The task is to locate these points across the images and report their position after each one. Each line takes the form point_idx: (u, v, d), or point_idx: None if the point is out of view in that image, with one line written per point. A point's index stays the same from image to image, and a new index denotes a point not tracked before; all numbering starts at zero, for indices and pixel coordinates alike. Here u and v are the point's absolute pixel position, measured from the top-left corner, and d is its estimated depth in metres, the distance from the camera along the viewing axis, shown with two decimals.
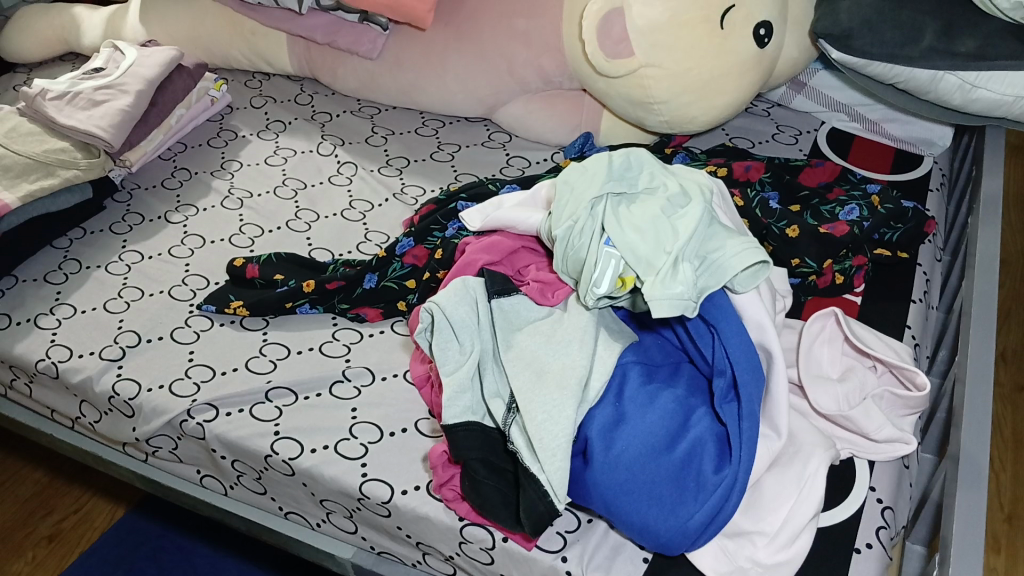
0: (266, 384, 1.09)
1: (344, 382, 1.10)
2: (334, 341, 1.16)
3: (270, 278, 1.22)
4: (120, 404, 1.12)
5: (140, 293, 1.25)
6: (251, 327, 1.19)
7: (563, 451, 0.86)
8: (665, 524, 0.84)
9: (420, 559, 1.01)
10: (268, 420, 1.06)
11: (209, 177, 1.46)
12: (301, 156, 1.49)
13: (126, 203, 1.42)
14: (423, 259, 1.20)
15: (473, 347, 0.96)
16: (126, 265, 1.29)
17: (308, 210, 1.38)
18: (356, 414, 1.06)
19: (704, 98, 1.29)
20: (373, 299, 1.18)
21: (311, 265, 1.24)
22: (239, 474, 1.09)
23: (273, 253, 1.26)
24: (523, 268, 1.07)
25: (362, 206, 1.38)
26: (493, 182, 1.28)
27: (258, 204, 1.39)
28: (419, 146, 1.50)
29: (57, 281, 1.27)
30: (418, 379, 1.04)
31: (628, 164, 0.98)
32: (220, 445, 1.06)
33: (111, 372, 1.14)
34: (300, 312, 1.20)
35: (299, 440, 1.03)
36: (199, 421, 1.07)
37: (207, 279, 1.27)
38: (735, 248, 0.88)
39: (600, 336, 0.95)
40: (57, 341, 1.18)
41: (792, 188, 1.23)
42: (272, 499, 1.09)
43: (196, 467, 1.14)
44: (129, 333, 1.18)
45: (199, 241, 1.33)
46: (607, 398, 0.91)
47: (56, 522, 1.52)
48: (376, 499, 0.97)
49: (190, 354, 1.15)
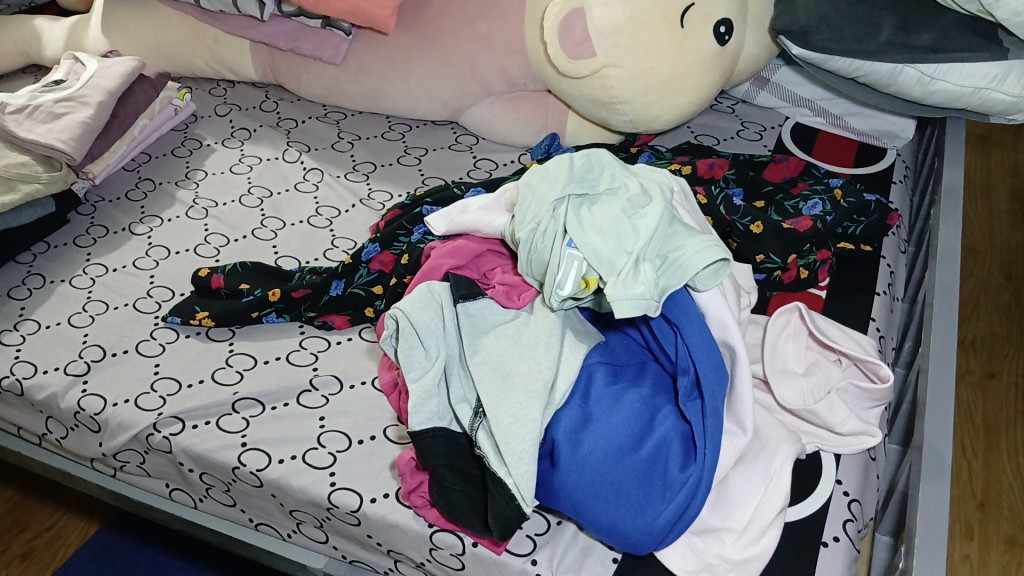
0: (232, 395, 1.08)
1: (311, 392, 1.09)
2: (301, 350, 1.15)
3: (235, 288, 1.21)
4: (86, 419, 1.11)
5: (105, 306, 1.23)
6: (217, 338, 1.18)
7: (529, 455, 0.86)
8: (632, 525, 0.84)
9: (391, 566, 1.01)
10: (235, 432, 1.05)
11: (174, 187, 1.45)
12: (266, 164, 1.48)
13: (90, 216, 1.40)
14: (389, 265, 1.19)
15: (438, 353, 0.96)
16: (91, 279, 1.28)
17: (274, 218, 1.37)
18: (324, 423, 1.05)
19: (667, 97, 1.29)
20: (340, 305, 1.18)
21: (277, 274, 1.24)
22: (209, 487, 1.08)
23: (239, 263, 1.26)
24: (488, 272, 1.07)
25: (329, 212, 1.38)
26: (458, 187, 1.27)
27: (223, 214, 1.38)
28: (386, 151, 1.50)
29: (20, 297, 1.26)
30: (386, 387, 1.04)
31: (589, 166, 0.98)
32: (187, 458, 1.06)
33: (76, 388, 1.12)
34: (267, 321, 1.19)
35: (266, 451, 1.03)
36: (165, 435, 1.06)
37: (173, 291, 1.26)
38: (695, 246, 0.88)
39: (566, 337, 0.95)
40: (21, 358, 1.17)
41: (756, 184, 1.23)
42: (242, 511, 1.08)
43: (165, 481, 1.13)
44: (94, 348, 1.17)
45: (164, 252, 1.32)
46: (573, 401, 0.91)
47: (29, 540, 1.51)
48: (344, 508, 0.97)
49: (155, 367, 1.14)
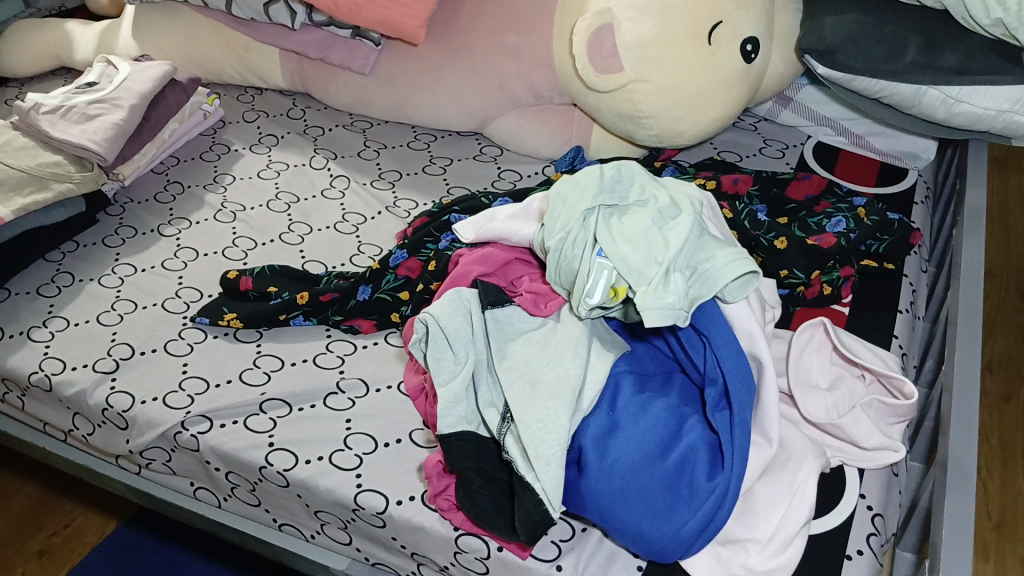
0: (260, 396, 1.10)
1: (338, 394, 1.10)
2: (328, 353, 1.16)
3: (263, 291, 1.23)
4: (113, 417, 1.12)
5: (133, 306, 1.25)
6: (245, 339, 1.20)
7: (557, 459, 0.87)
8: (658, 532, 0.84)
9: (414, 570, 1.02)
10: (263, 432, 1.07)
11: (202, 190, 1.47)
12: (293, 170, 1.50)
13: (118, 217, 1.42)
14: (416, 271, 1.20)
15: (468, 359, 0.97)
16: (119, 278, 1.30)
17: (302, 223, 1.39)
18: (351, 425, 1.06)
19: (692, 112, 1.31)
20: (367, 310, 1.19)
21: (304, 277, 1.25)
22: (235, 486, 1.09)
23: (268, 266, 1.27)
24: (515, 280, 1.09)
25: (355, 218, 1.40)
26: (486, 196, 1.26)
27: (251, 217, 1.40)
28: (412, 160, 1.52)
29: (50, 294, 1.28)
30: (413, 390, 1.06)
31: (619, 177, 1.00)
32: (215, 457, 1.07)
33: (105, 384, 1.14)
34: (294, 324, 1.20)
35: (294, 451, 1.04)
36: (193, 433, 1.07)
37: (201, 292, 1.27)
38: (725, 257, 0.89)
39: (593, 346, 0.96)
40: (50, 355, 1.19)
41: (779, 201, 1.25)
42: (266, 511, 1.10)
43: (190, 480, 1.14)
44: (123, 346, 1.19)
45: (192, 254, 1.34)
46: (600, 407, 0.92)
47: (47, 538, 1.52)
48: (370, 510, 0.98)
49: (184, 366, 1.16)
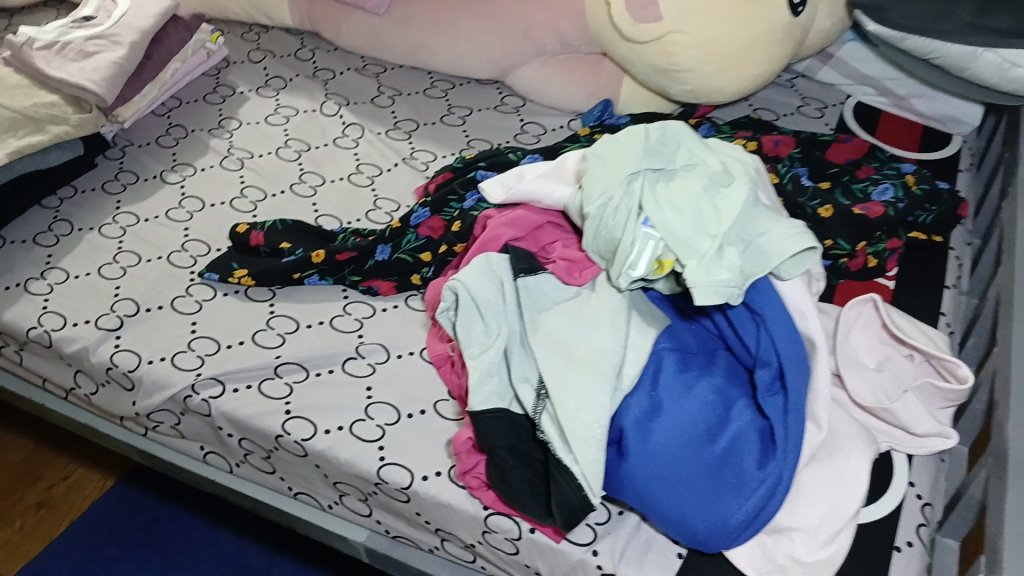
0: (275, 359, 1.05)
1: (357, 359, 1.05)
2: (345, 316, 1.11)
3: (276, 247, 1.16)
4: (118, 376, 1.06)
5: (137, 258, 1.18)
6: (257, 298, 1.13)
7: (597, 443, 0.82)
8: (704, 522, 0.80)
9: (437, 545, 0.98)
10: (279, 398, 1.02)
11: (207, 135, 1.39)
12: (303, 116, 1.42)
13: (118, 161, 1.35)
14: (439, 231, 1.14)
15: (500, 331, 0.91)
16: (121, 228, 1.23)
17: (313, 174, 1.32)
18: (371, 393, 1.01)
19: (730, 68, 1.23)
20: (386, 271, 1.12)
21: (319, 234, 1.18)
22: (248, 453, 1.04)
23: (279, 219, 1.20)
24: (547, 245, 1.02)
25: (370, 170, 1.32)
26: (513, 152, 1.19)
27: (261, 165, 1.33)
28: (429, 109, 1.43)
29: (47, 243, 1.21)
30: (438, 358, 1.01)
31: (664, 138, 0.94)
32: (227, 423, 1.02)
33: (109, 342, 1.08)
34: (309, 283, 1.14)
35: (311, 419, 0.99)
36: (204, 397, 1.02)
37: (209, 246, 1.20)
38: (782, 232, 0.83)
39: (633, 319, 0.90)
40: (50, 309, 1.12)
41: (822, 164, 1.18)
42: (281, 479, 1.05)
43: (199, 444, 1.09)
44: (127, 302, 1.12)
45: (198, 203, 1.27)
46: (641, 387, 0.86)
47: (44, 490, 1.49)
48: (394, 484, 0.93)
49: (192, 325, 1.09)
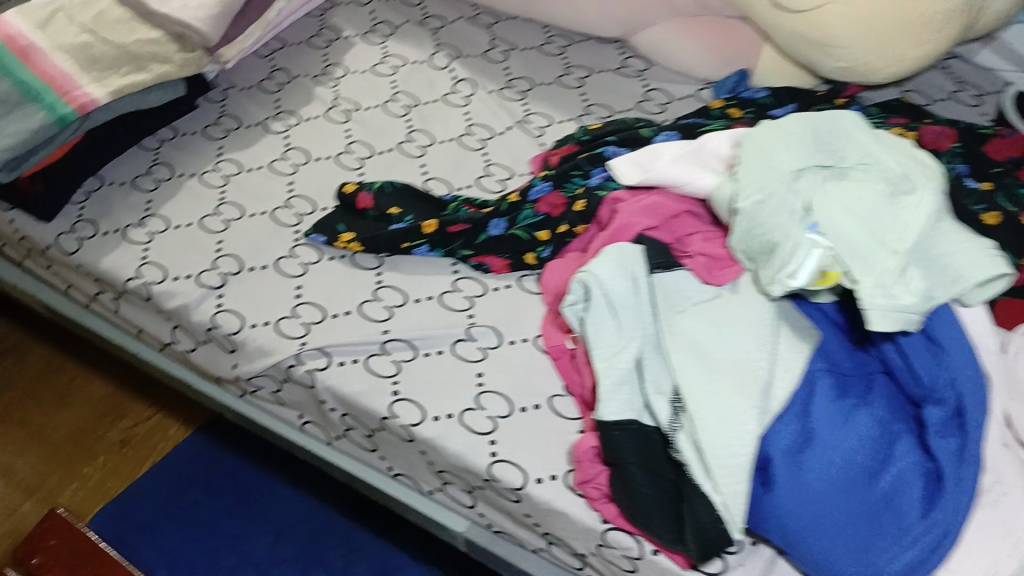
0: (382, 334, 0.99)
1: (467, 341, 0.99)
2: (455, 292, 1.04)
3: (384, 211, 1.10)
4: (220, 337, 1.02)
5: (240, 212, 1.13)
6: (364, 265, 1.08)
7: (742, 472, 0.75)
8: (857, 570, 0.72)
9: (543, 547, 0.93)
10: (385, 377, 0.96)
11: (311, 82, 1.32)
12: (411, 67, 1.34)
13: (220, 104, 1.29)
14: (558, 208, 1.05)
15: (634, 334, 0.84)
16: (223, 177, 1.17)
17: (422, 132, 1.24)
18: (482, 380, 0.95)
19: (891, 46, 1.11)
20: (500, 247, 1.05)
21: (429, 200, 1.11)
22: (349, 429, 1.00)
23: (389, 181, 1.14)
24: (683, 236, 0.94)
25: (482, 132, 1.24)
26: (647, 126, 1.09)
27: (367, 119, 1.26)
28: (544, 67, 1.34)
29: (146, 187, 1.16)
30: (554, 349, 0.95)
31: (834, 132, 0.85)
32: (331, 397, 0.97)
33: (211, 300, 1.03)
34: (417, 253, 1.08)
35: (419, 403, 0.94)
36: (309, 368, 0.97)
37: (314, 204, 1.14)
38: (969, 252, 0.76)
39: (781, 331, 0.84)
40: (149, 259, 1.07)
41: (983, 164, 1.07)
42: (381, 458, 1.01)
43: (298, 412, 1.04)
44: (229, 258, 1.07)
45: (303, 156, 1.20)
46: (790, 411, 0.79)
47: (127, 429, 1.50)
48: (505, 484, 0.88)
49: (297, 290, 1.04)
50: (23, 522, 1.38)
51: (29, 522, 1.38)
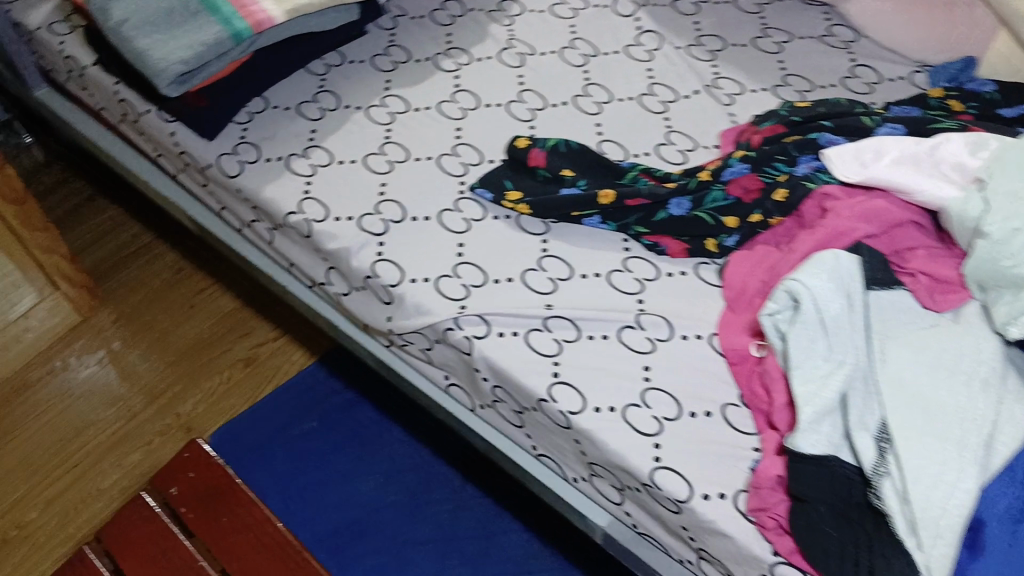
0: (545, 309, 0.93)
1: (635, 329, 0.92)
2: (624, 272, 0.97)
3: (557, 173, 1.02)
4: (377, 288, 0.97)
5: (405, 154, 1.07)
6: (530, 230, 1.01)
7: (953, 535, 0.69)
8: None
9: (691, 559, 0.87)
10: (547, 356, 0.90)
11: (485, 18, 1.24)
12: (593, 12, 1.25)
13: (389, 32, 1.22)
14: (752, 193, 0.97)
15: (845, 360, 0.76)
16: (389, 113, 1.12)
17: (600, 87, 1.15)
18: (649, 375, 0.88)
19: None
20: (681, 229, 0.97)
21: (607, 167, 1.03)
22: (499, 401, 0.94)
23: (565, 139, 1.06)
24: (902, 249, 0.87)
25: (665, 93, 1.14)
26: (867, 114, 0.98)
27: (542, 65, 1.18)
28: (739, 26, 1.22)
29: (312, 116, 1.11)
30: (733, 352, 0.88)
31: None
32: (486, 367, 0.91)
33: (371, 248, 0.99)
34: (586, 224, 1.00)
35: (580, 390, 0.87)
36: (466, 335, 0.92)
37: (481, 155, 1.08)
38: None
39: (1009, 381, 0.77)
40: (310, 195, 1.03)
41: None
42: (527, 436, 0.96)
43: (444, 373, 1.00)
44: (391, 204, 1.02)
45: (472, 100, 1.13)
46: (1012, 475, 0.73)
47: (252, 347, 1.45)
48: (666, 494, 0.81)
49: (459, 248, 0.98)
50: (145, 428, 1.35)
51: (151, 429, 1.34)
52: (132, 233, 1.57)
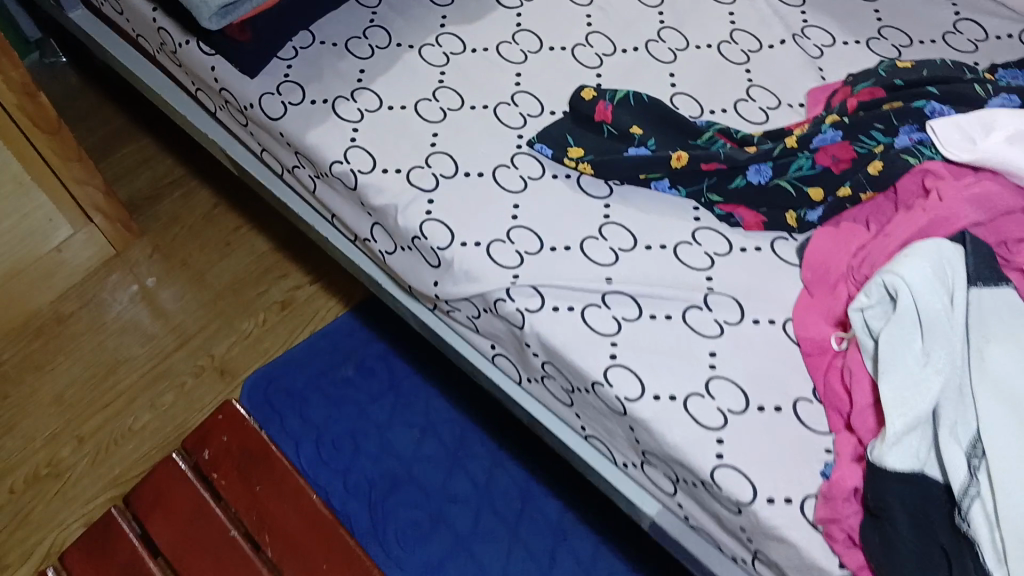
0: (605, 284, 0.86)
1: (702, 310, 0.84)
2: (693, 245, 0.89)
3: (624, 130, 0.94)
4: (424, 250, 0.91)
5: (460, 102, 0.99)
6: (593, 194, 0.93)
7: None
8: None
9: (746, 558, 0.80)
10: (605, 336, 0.83)
11: None
12: None
13: None
14: (841, 165, 0.88)
15: (942, 366, 0.68)
16: (444, 54, 1.03)
17: (675, 31, 1.05)
18: (715, 363, 0.81)
19: None
20: (759, 198, 0.89)
21: (680, 124, 0.94)
22: (547, 377, 0.88)
23: (635, 90, 0.97)
24: (1009, 240, 0.78)
25: (747, 42, 1.04)
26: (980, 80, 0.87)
27: (613, 4, 1.08)
28: None
29: (361, 55, 1.03)
30: (808, 342, 0.81)
31: None
32: (537, 344, 0.85)
33: (419, 205, 0.92)
34: (654, 188, 0.93)
35: (639, 374, 0.80)
36: (519, 307, 0.85)
37: (542, 106, 0.99)
38: None
39: None
40: (356, 144, 0.96)
41: None
42: (576, 415, 0.89)
43: (491, 342, 0.93)
44: (442, 158, 0.95)
45: (534, 43, 1.04)
46: None
47: (289, 290, 1.41)
48: (728, 495, 0.74)
49: (514, 209, 0.91)
50: (179, 368, 1.33)
51: (185, 370, 1.33)
52: (171, 165, 1.53)
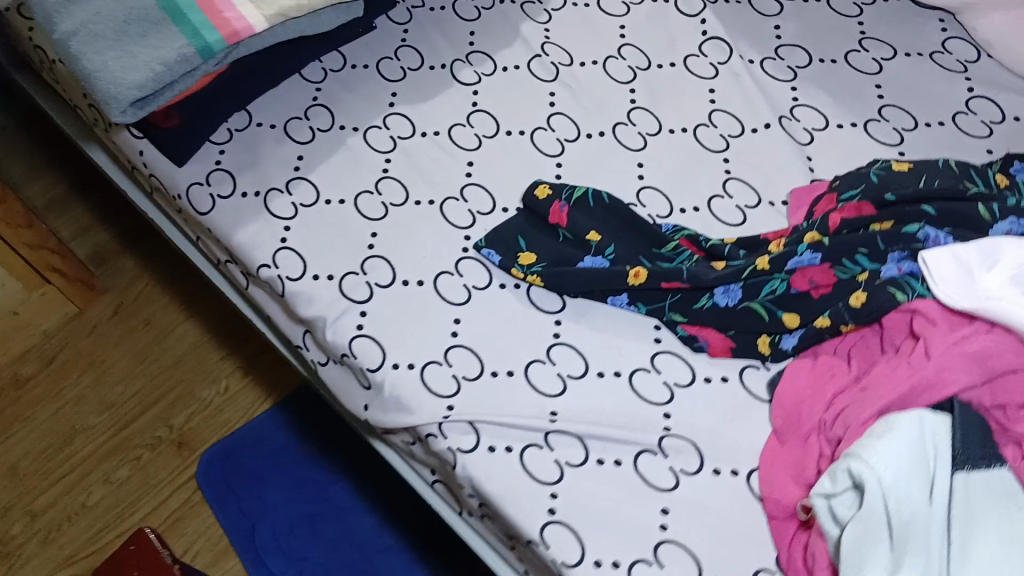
0: (549, 421, 0.75)
1: (656, 456, 0.75)
2: (650, 372, 0.79)
3: (582, 236, 0.85)
4: (356, 370, 0.81)
5: (404, 196, 0.89)
6: (546, 308, 0.83)
7: None
8: None
9: None
10: (546, 485, 0.72)
11: (518, 13, 1.04)
12: (652, 7, 1.05)
13: (404, 27, 1.03)
14: (823, 288, 0.78)
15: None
16: (392, 139, 0.94)
17: (647, 112, 0.96)
18: (667, 523, 0.71)
19: None
20: (725, 321, 0.80)
21: (643, 231, 0.85)
22: (486, 517, 0.78)
23: (594, 189, 0.88)
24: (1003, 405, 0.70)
25: (726, 127, 0.94)
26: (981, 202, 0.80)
27: (580, 80, 0.98)
28: (831, 36, 1.02)
29: (301, 138, 0.93)
30: (773, 503, 0.71)
31: None
32: (473, 489, 0.74)
33: (351, 318, 0.82)
34: (611, 303, 0.83)
35: (581, 534, 0.70)
36: (453, 447, 0.75)
37: (494, 202, 0.90)
38: None
39: None
40: (287, 244, 0.86)
41: None
42: (515, 552, 0.79)
43: (431, 468, 0.83)
44: (379, 263, 0.85)
45: (490, 125, 0.94)
46: None
47: (253, 355, 1.32)
48: None
49: (455, 325, 0.81)
50: (135, 440, 1.23)
51: (141, 442, 1.23)
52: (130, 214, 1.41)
